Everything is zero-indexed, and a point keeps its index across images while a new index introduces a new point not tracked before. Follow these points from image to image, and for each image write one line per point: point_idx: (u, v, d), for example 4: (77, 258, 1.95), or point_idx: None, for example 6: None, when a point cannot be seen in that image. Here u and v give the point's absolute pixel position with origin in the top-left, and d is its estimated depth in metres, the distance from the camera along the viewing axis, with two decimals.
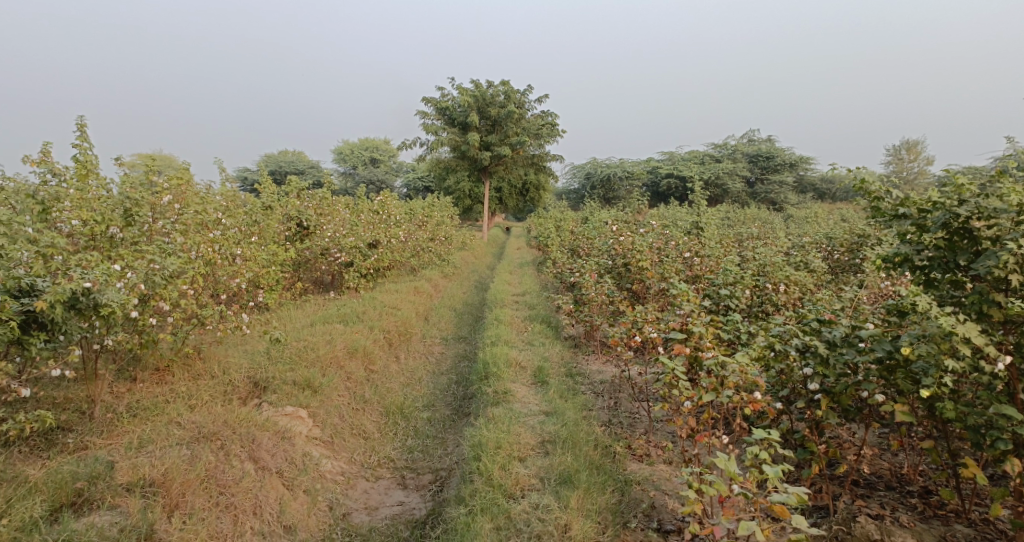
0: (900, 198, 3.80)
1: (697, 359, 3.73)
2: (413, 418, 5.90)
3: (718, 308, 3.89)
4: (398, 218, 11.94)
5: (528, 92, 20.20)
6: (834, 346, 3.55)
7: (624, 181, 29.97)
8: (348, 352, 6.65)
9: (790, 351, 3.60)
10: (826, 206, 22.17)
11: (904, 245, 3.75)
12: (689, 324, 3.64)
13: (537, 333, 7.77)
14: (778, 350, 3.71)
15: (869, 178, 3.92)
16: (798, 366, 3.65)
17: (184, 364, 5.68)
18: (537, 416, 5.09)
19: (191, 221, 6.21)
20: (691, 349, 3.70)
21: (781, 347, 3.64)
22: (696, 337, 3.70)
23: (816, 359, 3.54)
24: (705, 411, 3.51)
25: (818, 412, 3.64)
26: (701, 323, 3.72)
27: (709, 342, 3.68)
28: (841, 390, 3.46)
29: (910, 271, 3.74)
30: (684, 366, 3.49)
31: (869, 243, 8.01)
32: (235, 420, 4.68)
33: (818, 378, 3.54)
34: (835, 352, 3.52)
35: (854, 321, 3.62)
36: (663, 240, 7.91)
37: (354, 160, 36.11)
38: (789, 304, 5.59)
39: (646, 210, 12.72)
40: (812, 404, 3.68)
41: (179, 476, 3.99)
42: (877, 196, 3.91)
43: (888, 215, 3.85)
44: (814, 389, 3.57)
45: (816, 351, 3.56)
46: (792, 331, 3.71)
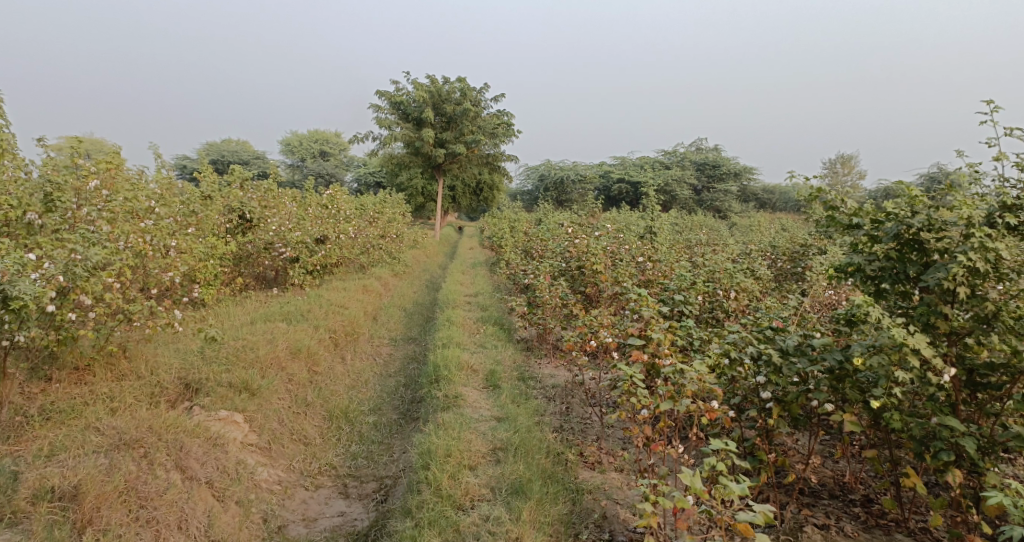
0: (854, 209, 3.77)
1: (656, 367, 3.63)
2: (358, 422, 5.65)
3: (676, 315, 3.77)
4: (348, 214, 11.60)
5: (484, 91, 20.04)
6: (786, 354, 3.44)
7: (577, 184, 30.13)
8: (290, 352, 6.34)
9: (743, 358, 3.48)
10: (769, 215, 22.77)
11: (857, 254, 3.71)
12: (647, 330, 3.52)
13: (489, 335, 7.60)
14: (731, 358, 3.58)
15: (825, 187, 3.88)
16: (751, 374, 3.55)
17: (108, 363, 5.31)
18: (487, 422, 4.91)
19: (119, 209, 5.81)
20: (649, 355, 3.57)
21: (735, 354, 3.52)
22: (654, 343, 3.59)
23: (768, 367, 3.43)
24: (661, 420, 3.38)
25: (769, 421, 3.52)
26: (659, 329, 3.61)
27: (667, 349, 3.57)
28: (792, 399, 3.34)
29: (862, 281, 3.71)
30: (641, 372, 3.35)
31: (814, 252, 8.14)
32: (163, 425, 4.35)
33: (770, 387, 3.42)
34: (787, 360, 3.41)
35: (807, 329, 3.52)
36: (617, 244, 7.85)
37: (305, 153, 35.26)
38: (740, 311, 5.56)
39: (600, 213, 12.72)
40: (763, 412, 3.56)
41: (94, 488, 3.66)
42: (832, 205, 3.86)
43: (841, 224, 3.83)
44: (765, 398, 3.46)
45: (769, 359, 3.45)
46: (746, 338, 3.59)
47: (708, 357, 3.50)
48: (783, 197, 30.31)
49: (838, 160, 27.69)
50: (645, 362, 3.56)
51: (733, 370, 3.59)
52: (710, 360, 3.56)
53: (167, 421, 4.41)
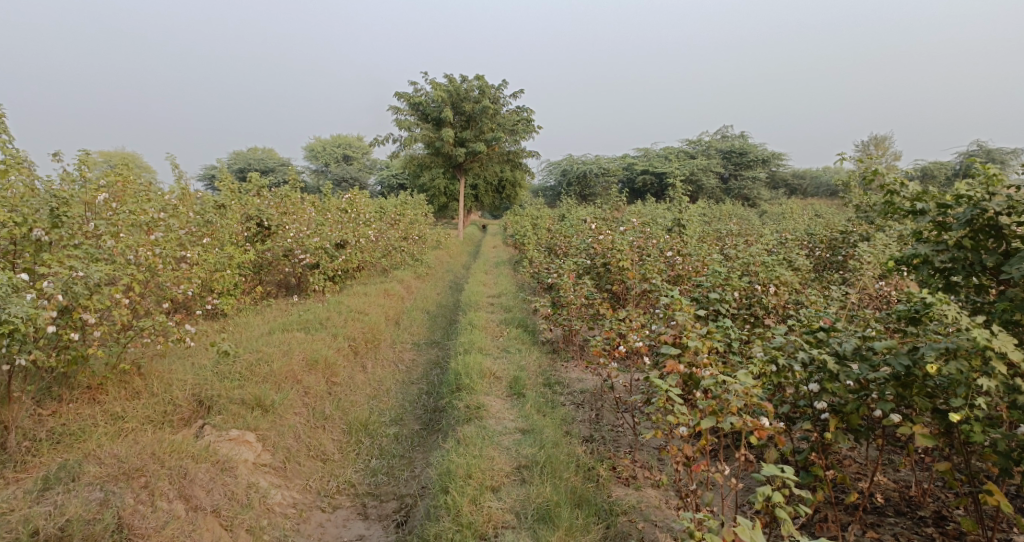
0: (918, 192, 3.47)
1: (693, 378, 3.29)
2: (378, 436, 5.39)
3: (716, 319, 3.44)
4: (368, 217, 11.37)
5: (502, 87, 19.72)
6: (842, 360, 3.08)
7: (600, 178, 29.56)
8: (307, 363, 6.11)
9: (793, 364, 3.13)
10: (799, 202, 22.06)
11: (922, 244, 3.37)
12: (685, 337, 3.20)
13: (513, 338, 7.29)
14: (779, 365, 3.22)
15: (883, 170, 3.61)
16: (803, 382, 3.20)
17: (121, 381, 5.14)
18: (511, 436, 4.63)
19: (123, 221, 5.64)
20: (687, 364, 3.26)
21: (784, 360, 3.16)
22: (691, 352, 3.26)
23: (824, 375, 3.09)
24: (703, 437, 3.06)
25: (825, 434, 3.16)
26: (696, 336, 3.28)
27: (706, 358, 3.24)
28: (852, 410, 2.99)
29: (929, 274, 3.37)
30: (678, 386, 3.03)
31: (853, 240, 7.67)
32: (167, 452, 4.20)
33: (826, 396, 3.06)
34: (844, 367, 3.04)
35: (866, 331, 3.17)
36: (644, 239, 7.49)
37: (328, 158, 35.28)
38: (780, 308, 5.16)
39: (625, 207, 12.33)
40: (818, 423, 3.21)
41: (81, 530, 3.47)
42: (892, 189, 3.59)
43: (904, 210, 3.50)
44: (820, 409, 3.11)
45: (822, 365, 3.09)
46: (796, 342, 3.25)
47: (752, 366, 3.16)
48: (813, 183, 29.47)
49: (868, 144, 26.86)
50: (684, 372, 3.25)
51: (783, 379, 3.23)
52: (756, 369, 3.23)
53: (173, 447, 4.27)
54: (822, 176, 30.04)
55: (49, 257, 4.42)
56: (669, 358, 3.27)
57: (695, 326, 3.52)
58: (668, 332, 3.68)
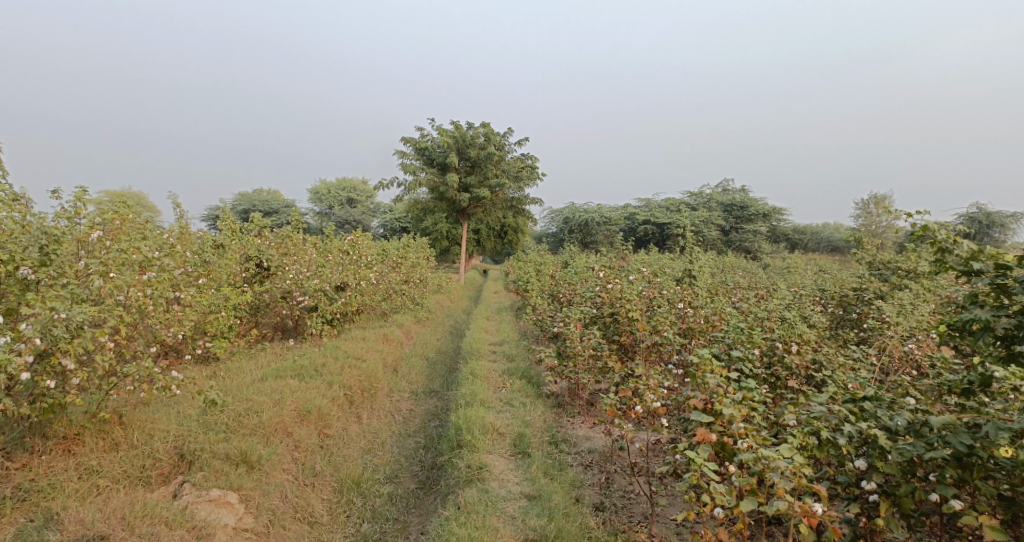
0: (974, 250, 3.28)
1: (726, 449, 3.14)
2: (371, 495, 5.04)
3: (748, 384, 3.32)
4: (369, 259, 11.11)
5: (508, 134, 19.74)
6: (896, 436, 2.99)
7: (601, 226, 29.49)
8: (299, 414, 5.76)
9: (839, 437, 3.04)
10: (802, 257, 21.92)
11: (980, 307, 3.23)
12: (719, 406, 3.07)
13: (517, 390, 6.95)
14: (822, 438, 3.12)
15: (934, 227, 3.38)
16: (850, 457, 3.08)
17: (100, 431, 4.80)
18: (516, 504, 4.42)
19: (113, 260, 5.17)
20: (720, 433, 3.10)
21: (829, 433, 3.07)
22: (724, 421, 3.10)
23: (875, 451, 3.00)
24: (740, 521, 2.90)
25: (872, 517, 3.05)
26: (730, 404, 3.13)
27: (742, 428, 3.08)
28: (907, 493, 2.89)
29: (988, 342, 3.24)
30: (714, 462, 2.89)
31: (870, 297, 7.41)
32: (140, 516, 4.02)
33: (876, 475, 2.98)
34: (896, 442, 2.98)
35: (919, 405, 3.08)
36: (654, 289, 7.22)
37: (331, 200, 35.30)
38: (803, 368, 4.85)
39: (631, 256, 12.10)
40: (866, 506, 3.08)
41: None
42: (942, 246, 3.37)
43: (957, 270, 3.33)
44: (870, 489, 3.00)
45: (873, 441, 2.99)
46: (841, 413, 3.14)
47: (794, 439, 3.04)
48: (815, 237, 29.40)
49: (870, 200, 26.84)
50: (716, 442, 3.08)
51: (824, 453, 3.13)
52: (800, 442, 3.09)
53: (147, 511, 4.08)
54: (823, 231, 29.95)
55: (30, 297, 4.13)
56: (700, 427, 3.12)
57: (724, 389, 3.37)
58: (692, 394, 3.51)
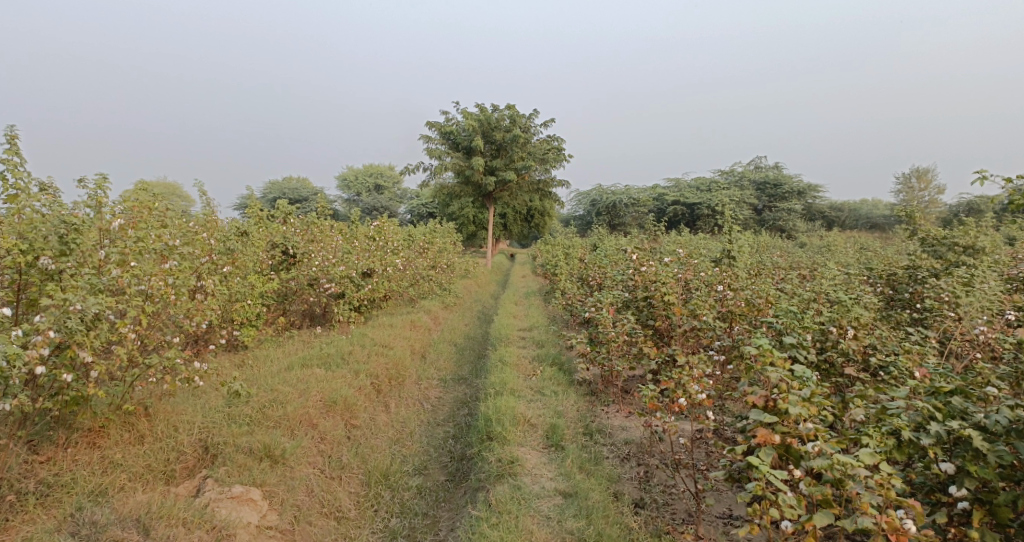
0: None
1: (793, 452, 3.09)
2: (400, 488, 4.88)
3: (815, 379, 3.25)
4: (395, 245, 10.93)
5: (534, 116, 19.36)
6: (990, 437, 2.91)
7: (630, 208, 29.00)
8: (324, 405, 5.60)
9: (922, 438, 2.98)
10: (840, 235, 21.23)
11: None
12: (785, 407, 3.03)
13: (548, 377, 6.71)
14: (902, 438, 3.07)
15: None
16: (938, 461, 3.01)
17: (125, 424, 4.69)
18: (552, 501, 4.23)
19: (132, 249, 5.01)
20: (785, 434, 3.07)
21: (911, 433, 3.01)
22: (794, 421, 3.05)
23: (968, 455, 2.92)
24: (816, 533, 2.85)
25: (962, 527, 2.98)
26: (798, 405, 3.07)
27: (813, 430, 3.03)
28: (1005, 502, 2.82)
29: None
30: (780, 469, 2.88)
31: (920, 277, 7.01)
32: (157, 517, 3.90)
33: (968, 480, 2.91)
34: (991, 444, 2.90)
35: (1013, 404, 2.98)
36: (691, 271, 6.90)
37: (359, 186, 35.30)
38: (859, 353, 4.62)
39: (663, 237, 11.73)
40: (956, 516, 3.00)
41: None
42: None
43: None
44: (962, 496, 2.93)
45: (966, 443, 2.92)
46: (925, 412, 3.06)
47: (870, 440, 3.00)
48: (852, 215, 28.46)
49: (911, 175, 25.87)
50: (780, 444, 3.05)
51: (904, 453, 3.08)
52: (880, 444, 3.03)
53: (164, 512, 3.96)
54: (860, 208, 29.03)
55: (46, 288, 4.00)
56: (762, 427, 3.10)
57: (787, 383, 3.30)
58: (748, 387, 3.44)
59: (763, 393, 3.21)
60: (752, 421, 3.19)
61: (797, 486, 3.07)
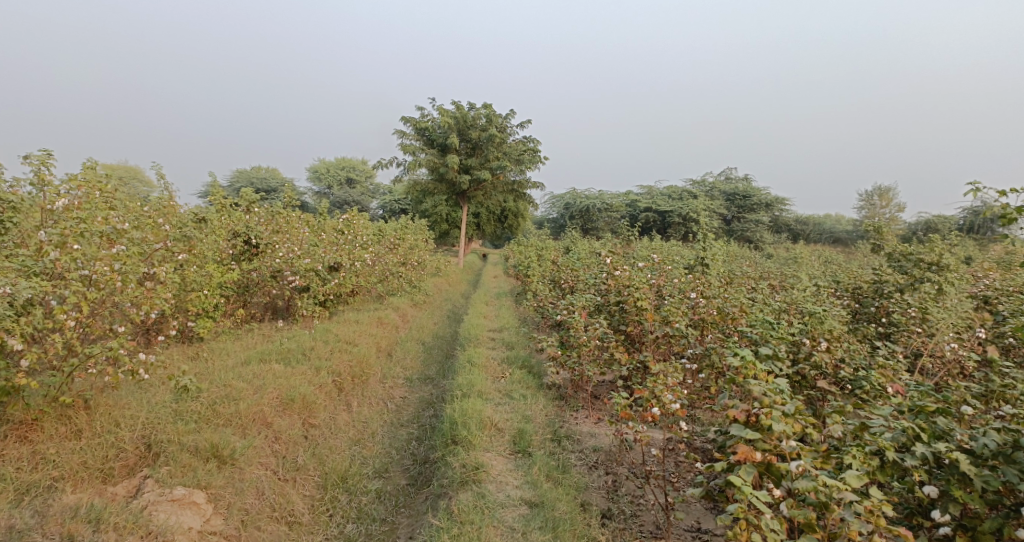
0: None
1: (775, 470, 3.02)
2: (358, 492, 4.64)
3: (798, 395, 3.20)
4: (365, 239, 10.63)
5: (510, 116, 19.20)
6: (976, 461, 2.88)
7: (603, 213, 29.02)
8: (281, 403, 5.32)
9: (907, 460, 2.94)
10: (807, 248, 21.53)
11: None
12: (768, 423, 2.97)
13: (516, 380, 6.52)
14: (886, 458, 3.03)
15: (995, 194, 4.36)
16: (922, 483, 2.97)
17: (62, 416, 4.35)
18: (517, 511, 4.04)
19: (72, 229, 4.59)
20: (766, 452, 3.02)
21: (896, 453, 2.96)
22: (777, 439, 2.99)
23: (954, 478, 2.89)
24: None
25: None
26: (783, 422, 3.00)
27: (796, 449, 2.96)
28: (989, 528, 2.79)
29: None
30: (762, 490, 2.82)
31: (889, 291, 7.01)
32: (83, 522, 3.68)
33: (952, 505, 2.87)
34: (978, 468, 2.87)
35: (997, 428, 2.96)
36: (666, 277, 6.77)
37: (331, 180, 34.70)
38: (831, 366, 4.56)
39: (635, 242, 11.65)
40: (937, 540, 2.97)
41: None
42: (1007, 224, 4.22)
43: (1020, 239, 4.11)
44: (945, 520, 2.89)
45: (953, 467, 2.88)
46: (910, 432, 3.02)
47: (855, 460, 2.95)
48: (817, 229, 28.93)
49: (874, 192, 26.37)
50: (761, 461, 3.00)
51: (887, 474, 3.04)
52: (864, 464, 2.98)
53: (93, 516, 3.73)
54: (826, 222, 29.53)
55: None
56: (743, 444, 3.02)
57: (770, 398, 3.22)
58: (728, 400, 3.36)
59: (744, 407, 3.15)
60: (732, 436, 3.13)
61: (778, 506, 2.99)
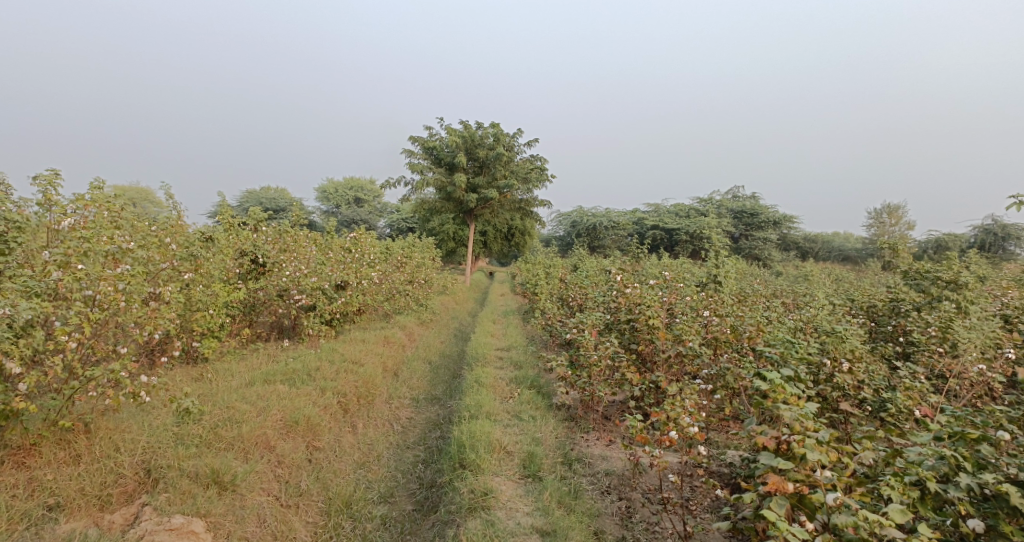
0: None
1: (808, 501, 2.96)
2: (363, 518, 4.50)
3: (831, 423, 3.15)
4: (372, 257, 10.54)
5: (517, 135, 19.20)
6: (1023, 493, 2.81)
7: (609, 231, 28.90)
8: (285, 426, 5.19)
9: (949, 491, 2.89)
10: (816, 266, 21.30)
11: None
12: (801, 454, 2.92)
13: (525, 400, 6.38)
14: (927, 489, 2.97)
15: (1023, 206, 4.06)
16: (967, 517, 2.90)
17: (60, 441, 4.24)
18: (528, 539, 3.89)
19: (76, 249, 4.55)
20: (799, 482, 2.97)
21: (937, 484, 2.91)
22: (810, 469, 2.95)
23: (1003, 512, 2.82)
24: None
25: None
26: (816, 452, 2.95)
27: (830, 480, 2.91)
28: None
29: None
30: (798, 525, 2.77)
31: (905, 309, 6.86)
32: None
33: (1000, 540, 2.80)
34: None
35: None
36: (677, 295, 6.64)
37: (338, 198, 34.76)
38: (854, 388, 4.47)
39: (644, 260, 11.51)
40: None
41: None
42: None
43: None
44: None
45: (1001, 500, 2.82)
46: (952, 462, 2.96)
47: (894, 492, 2.89)
48: (825, 246, 28.71)
49: (882, 210, 26.19)
50: (794, 492, 2.96)
51: (929, 506, 2.97)
52: (905, 496, 2.91)
53: None
54: (834, 240, 29.32)
55: None
56: (773, 474, 2.98)
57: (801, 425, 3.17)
58: (755, 426, 3.30)
59: (774, 434, 3.09)
60: (762, 464, 3.08)
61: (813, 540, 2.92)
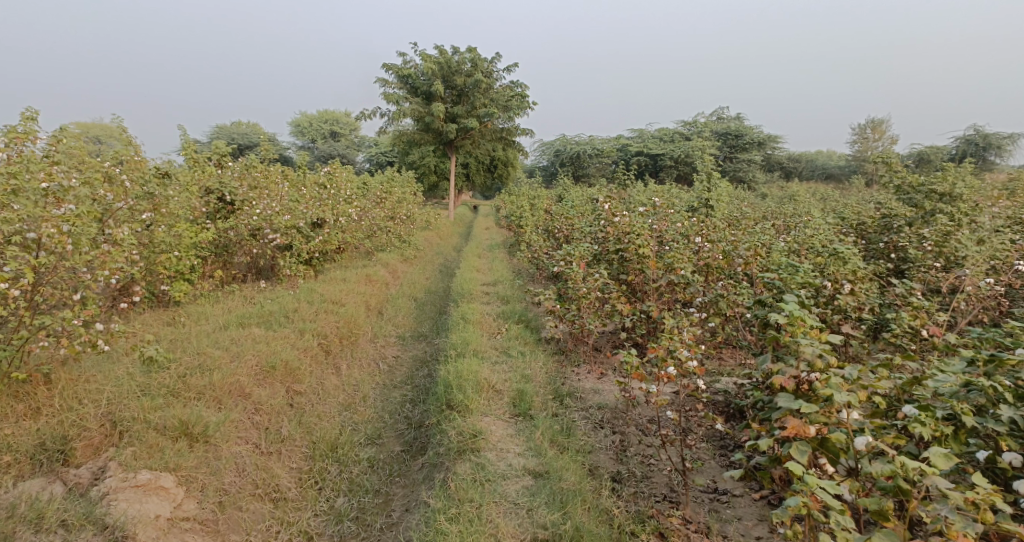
0: None
1: (832, 443, 2.80)
2: (349, 462, 4.32)
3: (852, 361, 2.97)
4: (348, 193, 10.11)
5: (495, 59, 18.39)
6: None
7: (593, 158, 28.39)
8: (262, 371, 4.94)
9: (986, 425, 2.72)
10: (802, 186, 21.08)
11: None
12: (823, 392, 2.76)
13: (512, 335, 6.18)
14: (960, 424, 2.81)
15: None
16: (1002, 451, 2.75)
17: (16, 394, 3.98)
18: (521, 482, 3.73)
19: (7, 187, 4.11)
20: (820, 425, 2.81)
21: (971, 418, 2.75)
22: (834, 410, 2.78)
23: None
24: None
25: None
26: (843, 393, 2.77)
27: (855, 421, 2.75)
28: None
29: None
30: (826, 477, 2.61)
31: (900, 225, 6.66)
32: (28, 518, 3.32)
33: None
34: None
35: None
36: (667, 220, 6.36)
37: (314, 134, 33.72)
38: (855, 309, 4.34)
39: (630, 186, 11.18)
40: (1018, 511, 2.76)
41: None
42: None
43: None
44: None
45: None
46: (986, 394, 2.80)
47: (926, 429, 2.73)
48: (809, 165, 28.46)
49: (867, 126, 25.79)
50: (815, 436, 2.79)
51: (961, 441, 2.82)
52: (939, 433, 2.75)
53: (38, 512, 3.37)
54: (818, 159, 29.05)
55: None
56: (793, 418, 2.81)
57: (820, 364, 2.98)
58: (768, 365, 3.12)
59: (793, 375, 2.96)
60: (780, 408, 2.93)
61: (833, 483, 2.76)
